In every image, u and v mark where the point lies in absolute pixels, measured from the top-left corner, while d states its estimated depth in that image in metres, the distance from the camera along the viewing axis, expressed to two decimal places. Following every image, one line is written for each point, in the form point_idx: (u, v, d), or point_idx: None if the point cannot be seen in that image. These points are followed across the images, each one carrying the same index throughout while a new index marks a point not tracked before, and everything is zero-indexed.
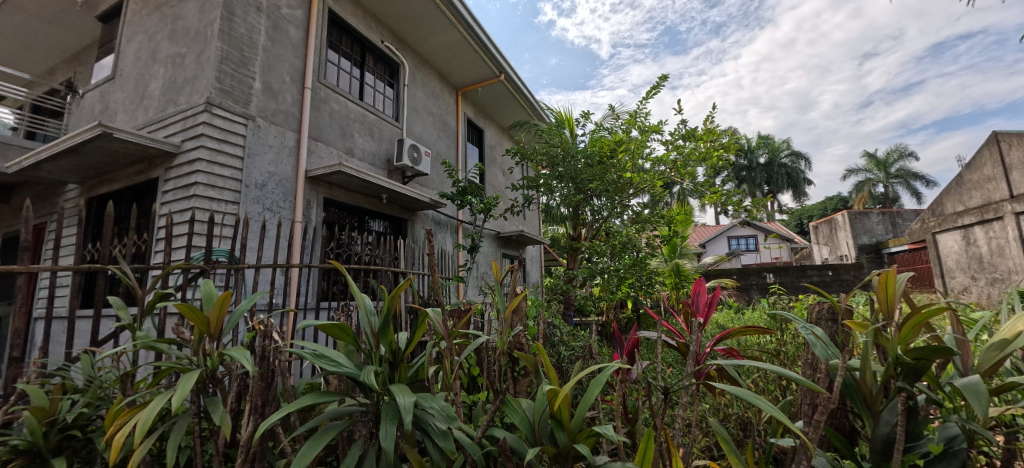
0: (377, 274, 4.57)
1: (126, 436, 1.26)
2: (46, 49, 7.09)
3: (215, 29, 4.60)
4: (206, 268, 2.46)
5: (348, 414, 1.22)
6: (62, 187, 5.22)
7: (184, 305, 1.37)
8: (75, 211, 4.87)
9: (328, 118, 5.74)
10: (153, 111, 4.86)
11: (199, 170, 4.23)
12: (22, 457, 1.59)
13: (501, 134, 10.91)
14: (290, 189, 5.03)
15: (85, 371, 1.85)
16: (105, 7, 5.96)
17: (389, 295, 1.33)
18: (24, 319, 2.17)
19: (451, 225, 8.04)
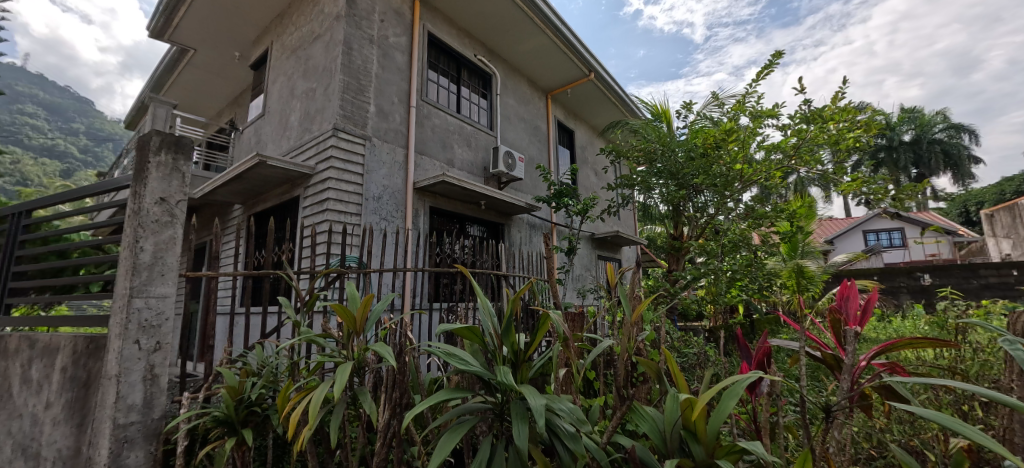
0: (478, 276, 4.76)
1: (297, 417, 1.48)
2: (216, 95, 8.79)
3: (338, 64, 5.25)
4: (341, 273, 2.80)
5: (477, 411, 1.27)
6: (232, 207, 6.35)
7: (338, 305, 1.59)
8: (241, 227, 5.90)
9: (430, 132, 6.18)
10: (293, 139, 5.70)
11: (330, 188, 4.86)
12: (220, 425, 1.96)
13: (592, 134, 10.71)
14: (400, 200, 5.52)
15: (259, 358, 2.23)
16: (256, 56, 7.17)
17: (512, 297, 1.38)
18: (209, 316, 2.66)
19: (545, 227, 8.09)
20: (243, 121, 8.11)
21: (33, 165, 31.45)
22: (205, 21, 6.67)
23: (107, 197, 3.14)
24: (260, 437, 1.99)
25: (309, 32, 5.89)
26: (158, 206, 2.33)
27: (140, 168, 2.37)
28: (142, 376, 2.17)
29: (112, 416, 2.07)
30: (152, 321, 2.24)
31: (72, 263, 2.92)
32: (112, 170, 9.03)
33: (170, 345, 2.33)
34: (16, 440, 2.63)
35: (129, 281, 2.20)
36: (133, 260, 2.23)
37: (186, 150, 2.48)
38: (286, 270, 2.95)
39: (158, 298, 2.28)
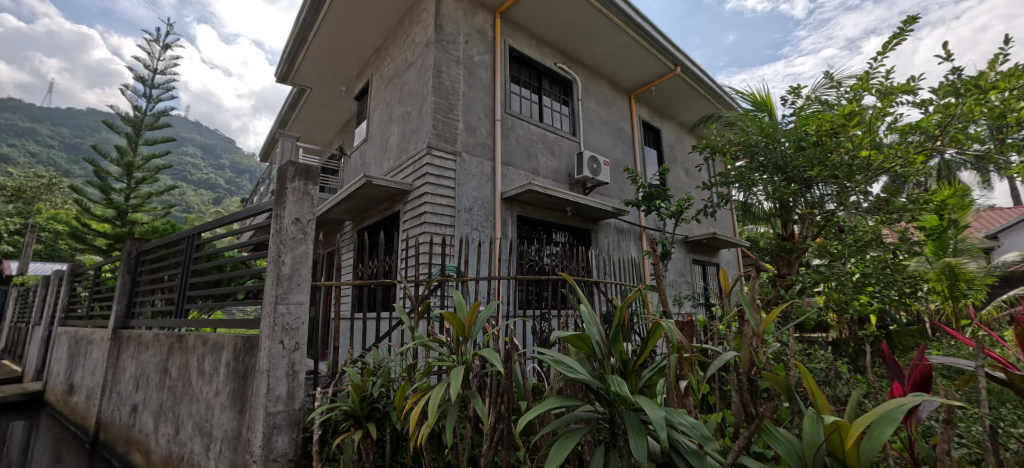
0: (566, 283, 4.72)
1: (417, 416, 1.59)
2: (327, 126, 9.98)
3: (429, 86, 5.64)
4: (443, 281, 2.96)
5: (588, 420, 1.25)
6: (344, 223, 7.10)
7: (450, 313, 1.69)
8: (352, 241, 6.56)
9: (515, 143, 6.34)
10: (393, 159, 6.23)
11: (427, 202, 5.20)
12: (349, 418, 2.20)
13: (681, 131, 10.09)
14: (490, 210, 5.73)
15: (375, 359, 2.46)
16: (359, 88, 7.99)
17: (620, 303, 1.35)
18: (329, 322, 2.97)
19: (634, 231, 7.79)
20: (350, 147, 9.07)
21: (193, 196, 38.24)
22: (320, 62, 7.62)
23: (251, 220, 3.70)
24: (382, 431, 2.19)
25: (403, 61, 6.41)
26: (294, 225, 2.71)
27: (279, 193, 2.78)
28: (285, 372, 2.52)
29: (265, 405, 2.42)
30: (292, 325, 2.60)
31: (229, 275, 3.49)
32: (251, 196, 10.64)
33: (306, 345, 2.67)
34: (195, 421, 3.20)
35: (275, 290, 2.58)
36: (277, 272, 2.61)
37: (313, 176, 2.84)
38: (392, 280, 3.21)
39: (296, 305, 2.64)
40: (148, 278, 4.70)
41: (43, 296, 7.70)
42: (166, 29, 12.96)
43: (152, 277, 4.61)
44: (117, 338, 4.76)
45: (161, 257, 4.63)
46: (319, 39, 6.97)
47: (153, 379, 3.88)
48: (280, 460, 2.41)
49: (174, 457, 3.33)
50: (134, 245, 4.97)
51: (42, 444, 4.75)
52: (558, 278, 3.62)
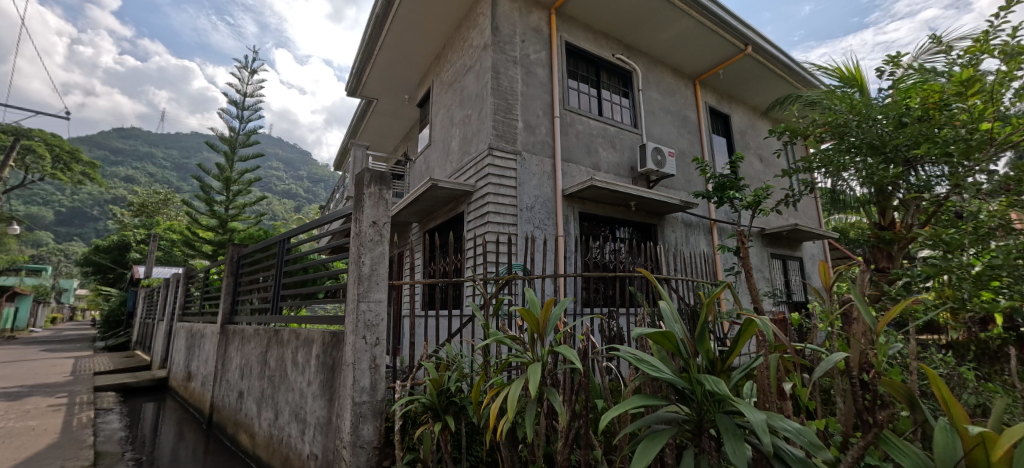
0: (632, 280, 4.56)
1: (497, 411, 1.61)
2: (392, 134, 10.49)
3: (488, 88, 5.72)
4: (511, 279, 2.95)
5: (674, 420, 1.19)
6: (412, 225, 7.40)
7: (524, 310, 1.69)
8: (419, 242, 6.83)
9: (575, 139, 6.25)
10: (456, 162, 6.40)
11: (490, 201, 5.28)
12: (429, 411, 2.29)
13: (754, 115, 9.35)
14: (551, 207, 5.70)
15: (449, 354, 2.55)
16: (421, 96, 8.29)
17: (705, 299, 1.27)
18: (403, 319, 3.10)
19: (703, 225, 7.36)
20: (415, 152, 9.47)
21: (278, 206, 42.19)
22: (385, 72, 8.03)
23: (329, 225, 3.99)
24: (459, 424, 2.25)
25: (462, 66, 6.57)
26: (372, 228, 2.88)
27: (358, 198, 2.97)
28: (368, 365, 2.68)
29: (352, 395, 2.60)
30: (372, 321, 2.76)
31: (313, 276, 3.80)
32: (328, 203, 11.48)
33: (385, 340, 2.83)
34: (290, 408, 3.52)
35: (356, 289, 2.77)
36: (358, 271, 2.80)
37: (387, 181, 2.98)
38: (458, 279, 3.27)
39: (376, 302, 2.81)
40: (247, 279, 5.25)
41: (165, 296, 8.88)
42: (253, 55, 14.39)
43: (250, 278, 5.15)
44: (223, 333, 5.36)
45: (256, 261, 5.15)
46: (384, 51, 7.37)
47: (254, 370, 4.33)
48: (367, 447, 2.57)
49: (274, 440, 3.69)
50: (236, 250, 5.65)
51: (170, 423, 5.48)
52: (622, 276, 3.50)
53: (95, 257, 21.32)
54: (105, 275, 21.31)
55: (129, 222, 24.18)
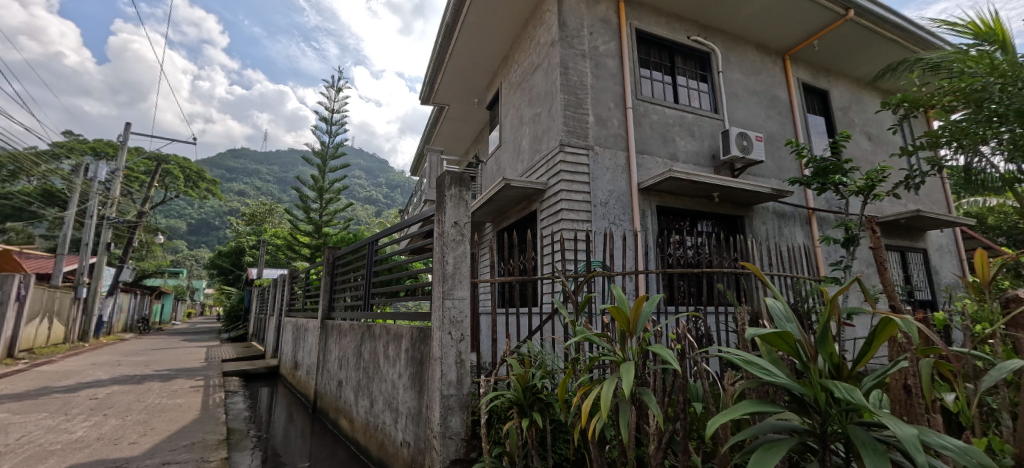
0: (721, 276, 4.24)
1: (589, 409, 1.58)
2: (464, 137, 10.77)
3: (558, 84, 5.64)
4: (590, 274, 2.75)
5: (795, 431, 1.07)
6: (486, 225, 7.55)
7: (613, 308, 1.66)
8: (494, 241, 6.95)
9: (650, 130, 5.97)
10: (526, 161, 6.39)
11: (563, 199, 5.21)
12: (515, 406, 2.31)
13: (858, 88, 8.25)
14: (627, 202, 5.50)
15: (532, 350, 2.55)
16: (490, 98, 8.41)
17: (829, 297, 1.14)
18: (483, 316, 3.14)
19: (801, 215, 6.64)
20: (486, 154, 9.67)
21: (363, 212, 45.70)
22: (456, 78, 8.28)
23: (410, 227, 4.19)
24: (545, 420, 2.25)
25: (529, 65, 6.56)
26: (453, 228, 2.99)
27: (440, 200, 3.09)
28: (455, 360, 2.78)
29: (440, 388, 2.71)
30: (457, 317, 2.87)
31: (396, 276, 4.03)
32: (407, 207, 12.16)
33: (469, 336, 2.92)
34: (384, 398, 3.78)
35: (442, 287, 2.89)
36: (442, 270, 2.92)
37: (466, 183, 3.07)
38: (534, 277, 3.21)
39: (459, 300, 2.91)
40: (341, 278, 5.73)
41: (275, 293, 10.01)
42: (338, 75, 15.70)
43: (344, 278, 5.61)
44: (323, 327, 5.89)
45: (348, 262, 5.60)
46: (454, 58, 7.64)
47: (350, 361, 4.72)
48: (455, 438, 2.67)
49: (371, 426, 3.98)
50: (331, 252, 6.20)
51: (283, 406, 6.17)
52: (707, 273, 3.22)
53: (219, 260, 24.71)
54: (227, 276, 24.60)
55: (243, 230, 27.68)
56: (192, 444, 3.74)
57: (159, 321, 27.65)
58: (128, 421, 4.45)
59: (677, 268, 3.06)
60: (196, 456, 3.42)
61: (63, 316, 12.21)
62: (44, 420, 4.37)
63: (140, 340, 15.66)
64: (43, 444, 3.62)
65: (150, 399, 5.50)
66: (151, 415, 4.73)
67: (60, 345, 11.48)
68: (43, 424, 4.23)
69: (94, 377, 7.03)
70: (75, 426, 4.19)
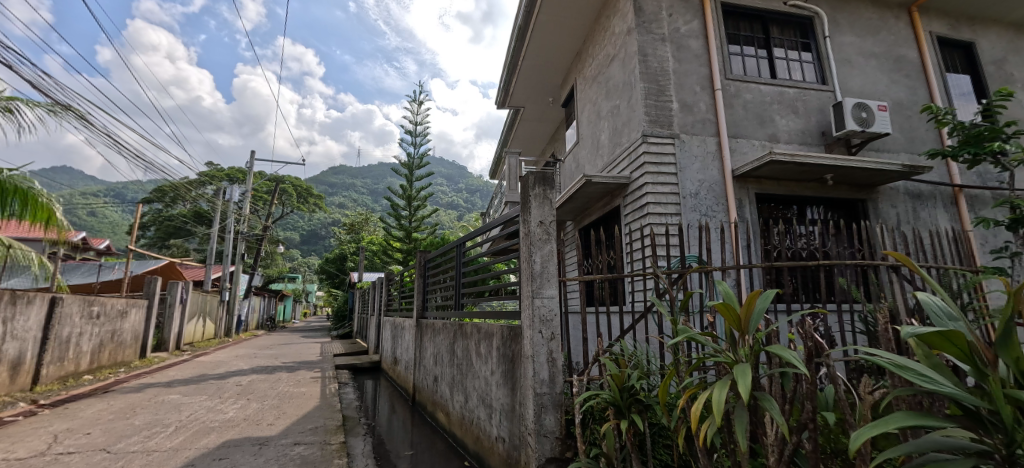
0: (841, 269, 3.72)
1: (700, 409, 1.48)
2: (540, 136, 10.75)
3: (637, 73, 5.37)
4: (685, 270, 2.49)
5: (967, 451, 0.90)
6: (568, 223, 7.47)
7: (723, 304, 1.55)
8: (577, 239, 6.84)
9: (744, 110, 5.46)
10: (606, 156, 6.15)
11: (648, 192, 4.92)
12: (611, 407, 2.23)
13: (1017, 35, 6.76)
14: (720, 191, 5.08)
15: (626, 349, 2.44)
16: (565, 95, 8.31)
17: (1009, 291, 0.95)
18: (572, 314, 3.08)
19: (943, 194, 5.60)
20: (563, 152, 9.58)
21: (449, 217, 48.04)
22: (530, 78, 8.31)
23: (494, 229, 4.26)
24: (645, 423, 2.15)
25: (604, 57, 6.35)
26: (539, 227, 2.99)
27: (524, 201, 3.11)
28: (546, 359, 2.78)
29: (534, 386, 2.73)
30: (547, 316, 2.86)
31: (481, 277, 4.14)
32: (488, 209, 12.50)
33: (560, 336, 2.90)
34: (478, 394, 3.91)
35: (530, 286, 2.91)
36: (530, 270, 2.93)
37: (549, 181, 3.05)
38: (624, 274, 3.05)
39: (548, 298, 2.91)
40: (432, 280, 6.06)
41: (374, 294, 10.92)
42: None
43: (434, 279, 5.94)
44: (419, 325, 6.27)
45: (437, 264, 5.89)
46: (528, 59, 7.70)
47: (445, 358, 4.95)
48: (550, 437, 2.67)
49: (467, 420, 4.14)
50: (423, 255, 6.59)
51: (386, 398, 6.70)
52: (827, 265, 2.77)
53: (327, 266, 27.61)
54: (334, 280, 27.42)
55: (346, 238, 30.62)
56: (316, 428, 4.22)
57: (283, 319, 31.68)
58: (265, 405, 5.15)
59: (785, 261, 2.69)
60: (319, 439, 3.85)
61: (213, 315, 14.53)
62: (205, 402, 5.23)
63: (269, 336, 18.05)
64: (204, 421, 4.33)
65: (281, 387, 6.32)
66: (282, 401, 5.44)
67: (212, 340, 13.68)
68: (204, 405, 5.06)
69: (238, 367, 8.26)
70: (227, 408, 4.96)
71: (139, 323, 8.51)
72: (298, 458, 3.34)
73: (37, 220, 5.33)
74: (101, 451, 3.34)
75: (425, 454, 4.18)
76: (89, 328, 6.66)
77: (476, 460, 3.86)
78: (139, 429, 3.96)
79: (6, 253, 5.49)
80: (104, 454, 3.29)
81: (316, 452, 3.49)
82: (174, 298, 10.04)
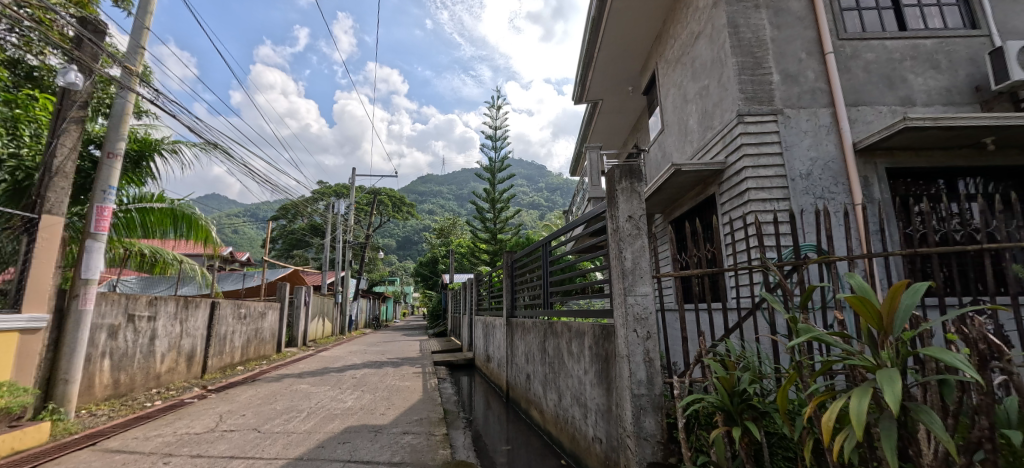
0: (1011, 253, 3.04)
1: (834, 419, 1.31)
2: (620, 128, 10.35)
3: (727, 48, 4.91)
4: (800, 263, 2.18)
5: None
6: (656, 216, 7.09)
7: (858, 298, 1.35)
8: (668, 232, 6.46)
9: (865, 73, 4.73)
10: (696, 142, 5.69)
11: (748, 177, 4.45)
12: (719, 412, 2.06)
13: None
14: (839, 169, 4.45)
15: (734, 349, 2.23)
16: (645, 82, 7.91)
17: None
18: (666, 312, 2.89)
19: None
20: (646, 142, 9.12)
21: (531, 217, 48.67)
22: (608, 69, 8.06)
23: (579, 227, 4.16)
24: (761, 432, 1.94)
25: (689, 35, 5.91)
26: (628, 222, 2.87)
27: (611, 196, 3.01)
28: (643, 359, 2.65)
29: (630, 387, 2.63)
30: (642, 314, 2.73)
31: (568, 275, 4.08)
32: (571, 207, 12.35)
33: (657, 335, 2.75)
34: (572, 393, 3.86)
35: (622, 283, 2.81)
36: (621, 267, 2.83)
37: (637, 173, 2.90)
38: (725, 269, 2.78)
39: (642, 296, 2.77)
40: (520, 280, 6.14)
41: (465, 294, 11.37)
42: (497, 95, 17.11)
43: (522, 279, 6.00)
44: (509, 325, 6.39)
45: (524, 263, 5.95)
46: (604, 50, 7.49)
47: (536, 356, 4.99)
48: (651, 440, 2.54)
49: (561, 419, 4.12)
50: (509, 255, 6.70)
51: (481, 394, 6.95)
52: (996, 248, 2.24)
53: (422, 269, 29.52)
54: (428, 281, 29.21)
55: (437, 243, 32.45)
56: (421, 419, 4.53)
57: (386, 319, 34.71)
58: (377, 396, 5.66)
59: (934, 246, 2.23)
60: (425, 430, 4.11)
61: (330, 316, 16.33)
62: (328, 392, 5.89)
63: (377, 334, 19.83)
64: (330, 408, 4.88)
65: (388, 381, 6.89)
66: (391, 393, 5.93)
67: (330, 337, 15.40)
68: (328, 395, 5.70)
69: (352, 362, 9.16)
70: (346, 397, 5.53)
71: (276, 323, 9.88)
72: (407, 446, 3.59)
73: (198, 239, 6.44)
74: (253, 430, 3.94)
75: (521, 450, 4.25)
76: (239, 327, 7.89)
77: (573, 460, 3.81)
78: (280, 413, 4.59)
79: (179, 266, 6.70)
80: (256, 433, 3.87)
81: (423, 442, 3.72)
82: (299, 301, 11.47)
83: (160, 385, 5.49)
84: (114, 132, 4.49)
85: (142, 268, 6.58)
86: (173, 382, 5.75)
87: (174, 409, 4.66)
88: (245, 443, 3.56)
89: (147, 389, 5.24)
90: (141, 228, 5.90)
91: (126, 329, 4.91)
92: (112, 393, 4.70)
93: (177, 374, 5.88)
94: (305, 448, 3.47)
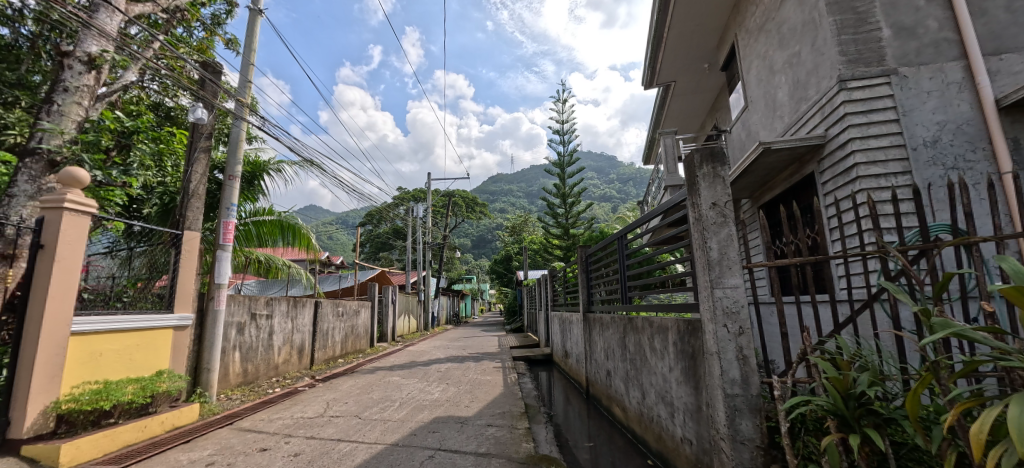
0: None
1: (988, 431, 1.11)
2: (697, 109, 9.67)
3: (822, 7, 4.36)
4: (930, 248, 1.87)
5: None
6: (741, 201, 6.54)
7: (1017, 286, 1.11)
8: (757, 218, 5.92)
9: (1008, 14, 3.96)
10: (787, 116, 5.12)
11: (855, 150, 3.90)
12: (831, 417, 1.83)
13: None
14: (976, 132, 3.77)
15: (846, 346, 1.97)
16: (723, 57, 7.34)
17: None
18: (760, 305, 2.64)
19: None
20: (728, 122, 8.45)
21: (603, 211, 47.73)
22: (680, 48, 7.61)
23: (655, 217, 3.96)
24: (887, 440, 1.70)
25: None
26: (712, 210, 2.66)
27: (691, 182, 2.82)
28: (736, 356, 2.46)
29: (722, 386, 2.44)
30: (732, 308, 2.53)
31: (646, 268, 3.90)
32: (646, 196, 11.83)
33: (752, 330, 2.52)
34: (656, 390, 3.70)
35: (708, 275, 2.61)
36: (707, 258, 2.63)
37: (720, 157, 2.68)
38: (830, 255, 2.47)
39: (732, 289, 2.56)
40: (596, 274, 6.01)
41: (541, 290, 11.38)
42: None
43: (598, 273, 5.87)
44: (586, 320, 6.29)
45: (600, 258, 5.81)
46: (674, 28, 7.10)
47: (616, 352, 4.86)
48: (749, 444, 2.34)
49: (646, 417, 3.97)
50: (583, 249, 6.60)
51: (560, 390, 6.94)
52: None
53: (496, 266, 30.20)
54: (503, 278, 29.78)
55: (509, 240, 32.96)
56: (504, 412, 4.64)
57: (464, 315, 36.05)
58: (461, 389, 5.90)
59: None
60: (509, 422, 4.20)
61: (415, 313, 17.33)
62: (417, 384, 6.26)
63: (458, 330, 20.67)
64: (420, 399, 5.20)
65: (471, 375, 7.15)
66: (474, 386, 6.14)
67: (415, 333, 16.34)
68: (418, 386, 6.06)
69: (436, 356, 9.64)
70: (434, 389, 5.83)
71: (368, 320, 10.71)
72: (492, 437, 3.69)
73: (302, 246, 7.16)
74: (357, 416, 4.33)
75: (604, 447, 4.17)
76: (338, 324, 8.68)
77: (661, 460, 3.65)
78: (376, 402, 4.97)
79: (287, 271, 7.50)
80: (358, 418, 4.25)
81: (507, 434, 3.80)
82: (387, 299, 12.30)
83: (278, 375, 6.22)
84: (232, 157, 5.12)
85: (260, 273, 7.49)
86: (288, 372, 6.48)
87: (290, 395, 5.26)
88: (349, 428, 3.90)
89: (268, 377, 5.97)
90: (257, 238, 6.71)
91: (250, 326, 5.61)
92: (242, 380, 5.41)
93: (291, 366, 6.61)
94: (399, 435, 3.71)
